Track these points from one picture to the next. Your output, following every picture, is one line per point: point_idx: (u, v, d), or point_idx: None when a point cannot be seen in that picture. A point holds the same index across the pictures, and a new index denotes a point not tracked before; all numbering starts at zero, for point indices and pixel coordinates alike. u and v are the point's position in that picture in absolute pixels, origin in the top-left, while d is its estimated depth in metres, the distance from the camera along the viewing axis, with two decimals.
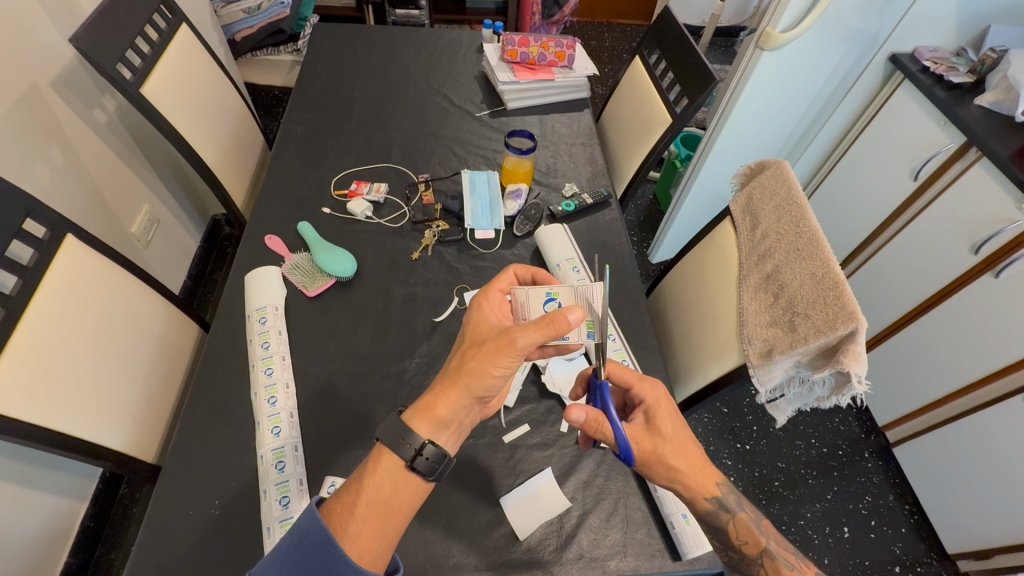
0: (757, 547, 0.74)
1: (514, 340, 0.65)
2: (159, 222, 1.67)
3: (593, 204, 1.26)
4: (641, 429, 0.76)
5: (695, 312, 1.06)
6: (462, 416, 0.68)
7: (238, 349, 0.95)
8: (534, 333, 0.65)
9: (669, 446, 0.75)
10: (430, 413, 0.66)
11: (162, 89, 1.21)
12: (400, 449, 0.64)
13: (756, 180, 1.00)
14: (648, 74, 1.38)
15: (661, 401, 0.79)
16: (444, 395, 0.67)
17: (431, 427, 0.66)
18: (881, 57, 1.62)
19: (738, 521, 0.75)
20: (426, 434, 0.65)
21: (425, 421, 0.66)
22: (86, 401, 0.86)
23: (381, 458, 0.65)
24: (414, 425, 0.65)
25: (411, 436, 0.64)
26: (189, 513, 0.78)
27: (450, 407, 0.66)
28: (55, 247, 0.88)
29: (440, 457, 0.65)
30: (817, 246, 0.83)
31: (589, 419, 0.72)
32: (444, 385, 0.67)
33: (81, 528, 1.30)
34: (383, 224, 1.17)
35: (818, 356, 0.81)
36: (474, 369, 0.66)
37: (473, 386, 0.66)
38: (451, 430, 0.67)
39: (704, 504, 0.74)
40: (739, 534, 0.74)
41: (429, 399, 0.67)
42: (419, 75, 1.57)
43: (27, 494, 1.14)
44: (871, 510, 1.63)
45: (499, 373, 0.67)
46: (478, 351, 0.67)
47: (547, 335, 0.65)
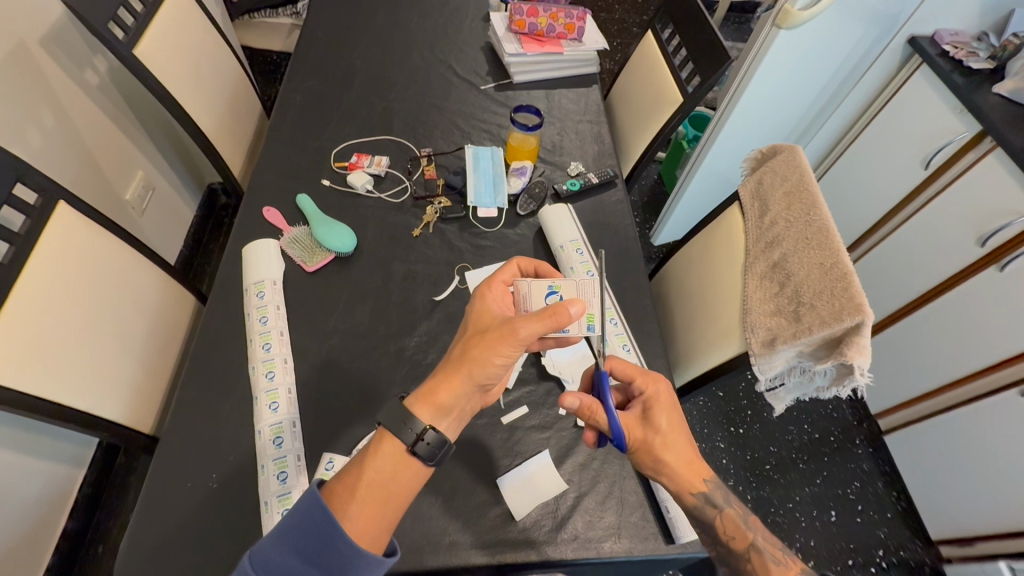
0: (744, 542, 0.75)
1: (516, 329, 0.65)
2: (154, 188, 1.63)
3: (598, 184, 1.24)
4: (635, 418, 0.78)
5: (698, 298, 1.05)
6: (464, 405, 0.68)
7: (235, 323, 0.94)
8: (535, 325, 0.65)
9: (662, 439, 0.76)
10: (432, 398, 0.66)
11: (156, 50, 1.16)
12: (401, 434, 0.64)
13: (767, 165, 0.98)
14: (659, 49, 1.33)
15: (661, 394, 0.80)
16: (446, 382, 0.66)
17: (432, 413, 0.65)
18: (900, 40, 1.57)
19: (725, 516, 0.77)
20: (428, 420, 0.65)
21: (426, 406, 0.65)
22: (81, 372, 0.85)
23: (382, 442, 0.65)
24: (415, 410, 0.65)
25: (414, 422, 0.64)
26: (187, 486, 0.78)
27: (453, 393, 0.66)
28: (47, 215, 0.85)
29: (441, 442, 0.64)
30: (828, 235, 0.82)
31: (582, 406, 0.74)
32: (447, 371, 0.67)
33: (81, 493, 1.32)
34: (384, 199, 1.14)
35: (821, 347, 0.80)
36: (477, 358, 0.65)
37: (476, 372, 0.66)
38: (452, 416, 0.67)
39: (691, 499, 0.75)
40: (727, 530, 0.76)
41: (433, 385, 0.67)
42: (423, 44, 1.52)
43: (26, 461, 1.15)
44: (858, 496, 1.66)
45: (501, 361, 0.66)
46: (479, 341, 0.67)
47: (548, 326, 0.65)
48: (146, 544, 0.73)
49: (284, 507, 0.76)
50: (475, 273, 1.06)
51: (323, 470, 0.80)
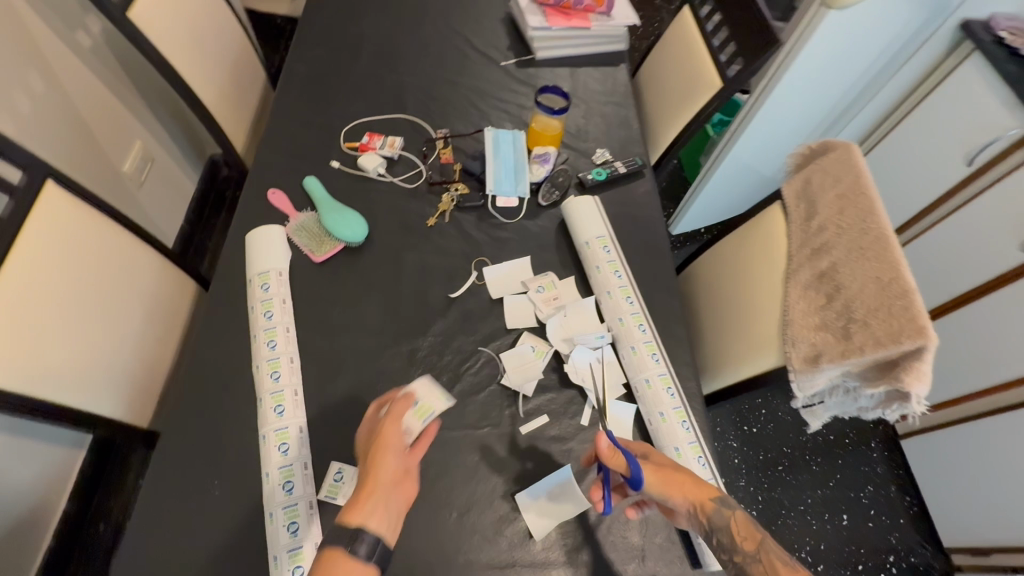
0: (754, 542, 0.67)
1: (381, 432, 0.68)
2: (153, 160, 1.55)
3: (626, 174, 1.15)
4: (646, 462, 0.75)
5: (731, 303, 0.98)
6: (393, 515, 0.64)
7: (238, 317, 0.88)
8: (393, 423, 0.69)
9: (674, 471, 0.73)
10: (360, 505, 0.62)
11: (151, 13, 1.07)
12: (344, 539, 0.59)
13: (815, 163, 0.90)
14: (696, 26, 1.23)
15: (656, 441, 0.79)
16: (366, 500, 0.63)
17: (362, 515, 0.62)
18: (950, 25, 1.45)
19: (737, 518, 0.69)
20: (360, 522, 0.61)
21: (354, 511, 0.62)
22: (72, 366, 0.80)
23: (336, 553, 0.59)
24: (346, 520, 0.61)
25: (361, 534, 0.60)
26: (187, 493, 0.73)
27: (381, 507, 0.63)
28: (34, 196, 0.78)
29: (379, 544, 0.61)
30: (886, 247, 0.75)
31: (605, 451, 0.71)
32: (364, 489, 0.64)
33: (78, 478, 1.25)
34: (397, 184, 1.07)
35: (872, 369, 0.74)
36: (376, 461, 0.66)
37: (377, 482, 0.65)
38: (380, 516, 0.63)
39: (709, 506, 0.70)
40: (740, 530, 0.68)
41: (363, 495, 0.63)
42: (439, 13, 1.41)
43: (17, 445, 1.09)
44: (871, 499, 1.63)
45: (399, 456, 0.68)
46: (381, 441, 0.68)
47: (395, 417, 0.70)
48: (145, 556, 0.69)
49: (290, 520, 0.71)
50: (494, 268, 0.98)
51: (332, 481, 0.75)
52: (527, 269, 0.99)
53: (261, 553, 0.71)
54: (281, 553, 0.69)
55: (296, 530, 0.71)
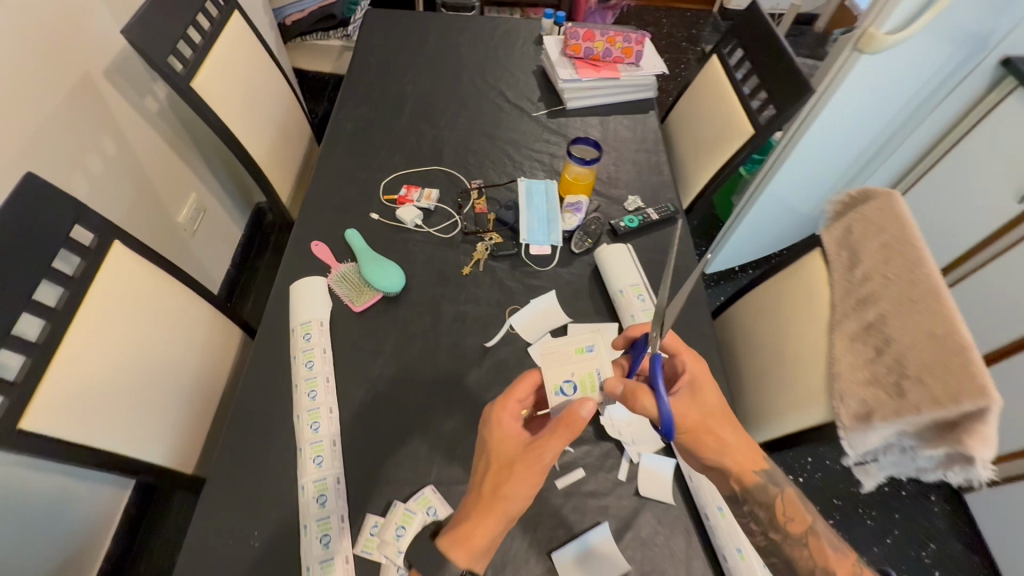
0: (802, 525, 0.73)
1: (539, 458, 0.60)
2: (206, 211, 1.65)
3: (658, 221, 1.16)
4: (685, 400, 0.73)
5: (771, 352, 0.96)
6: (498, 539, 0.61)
7: (280, 366, 0.91)
8: (556, 444, 0.61)
9: (716, 418, 0.73)
10: (466, 543, 0.58)
11: (213, 82, 1.16)
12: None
13: (856, 212, 0.87)
14: (726, 74, 1.26)
15: (705, 372, 0.76)
16: (478, 524, 0.59)
17: (468, 558, 0.57)
18: (992, 60, 1.45)
19: (785, 497, 0.74)
20: (465, 564, 0.57)
21: (460, 552, 0.57)
22: (129, 414, 0.83)
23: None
24: (452, 557, 0.57)
25: (449, 567, 0.56)
26: (228, 545, 0.75)
27: (488, 535, 0.58)
28: (102, 255, 0.84)
29: None
30: (938, 302, 0.71)
31: (630, 391, 0.69)
32: (474, 512, 0.59)
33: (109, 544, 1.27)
34: (433, 234, 1.10)
35: (930, 429, 0.69)
36: (508, 495, 0.59)
37: (511, 509, 0.60)
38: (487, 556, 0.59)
39: (750, 478, 0.73)
40: (785, 512, 0.74)
41: (463, 528, 0.59)
42: (474, 69, 1.48)
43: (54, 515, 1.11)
44: (934, 559, 1.53)
45: (532, 491, 0.61)
46: (511, 473, 0.60)
47: (564, 439, 0.61)
48: None
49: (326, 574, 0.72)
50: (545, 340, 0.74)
51: (368, 535, 0.76)
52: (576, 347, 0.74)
53: None
54: None
55: None
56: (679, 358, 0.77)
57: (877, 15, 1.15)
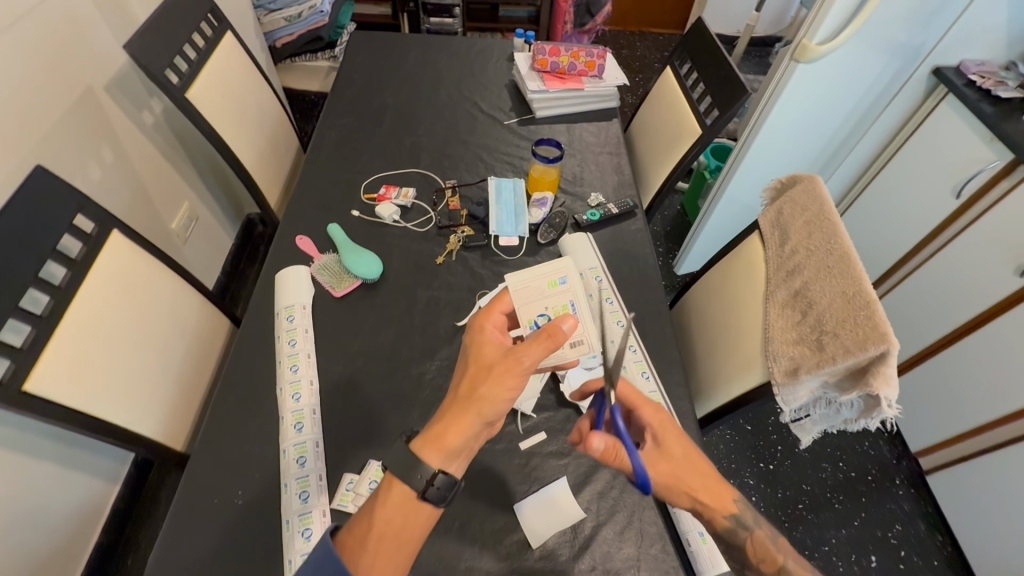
0: (774, 565, 0.74)
1: (520, 358, 0.67)
2: (197, 219, 1.74)
3: (618, 214, 1.25)
4: (652, 454, 0.74)
5: (719, 326, 1.05)
6: (471, 444, 0.67)
7: (267, 345, 0.99)
8: (536, 352, 0.67)
9: (686, 469, 0.74)
10: (440, 443, 0.65)
11: (206, 93, 1.27)
12: (409, 480, 0.63)
13: (786, 196, 0.98)
14: (678, 83, 1.40)
15: (667, 423, 0.77)
16: (455, 422, 0.65)
17: (441, 458, 0.64)
18: (924, 70, 1.52)
19: (756, 539, 0.74)
20: (437, 464, 0.64)
21: (435, 451, 0.64)
22: (123, 387, 0.89)
23: (391, 487, 0.65)
24: (424, 456, 0.64)
25: (421, 468, 0.63)
26: (214, 503, 0.81)
27: (461, 434, 0.65)
28: (101, 243, 0.92)
29: (451, 484, 0.64)
30: (848, 264, 0.81)
31: (607, 447, 0.69)
32: (454, 411, 0.66)
33: (101, 533, 1.31)
34: (410, 228, 1.20)
35: (846, 377, 0.79)
36: (486, 396, 0.65)
37: (487, 411, 0.65)
38: (462, 456, 0.66)
39: (722, 522, 0.74)
40: (757, 553, 0.74)
41: (439, 428, 0.66)
42: (451, 83, 1.60)
43: (52, 500, 1.15)
44: (901, 540, 1.51)
45: (508, 395, 0.66)
46: (489, 377, 0.66)
47: (547, 347, 0.67)
48: (175, 560, 0.76)
49: (305, 526, 0.78)
50: (515, 278, 0.84)
51: (343, 491, 0.82)
52: (548, 283, 0.84)
53: (276, 557, 0.77)
54: (295, 555, 0.76)
55: (309, 535, 0.78)
56: (637, 412, 0.78)
57: (810, 27, 1.30)
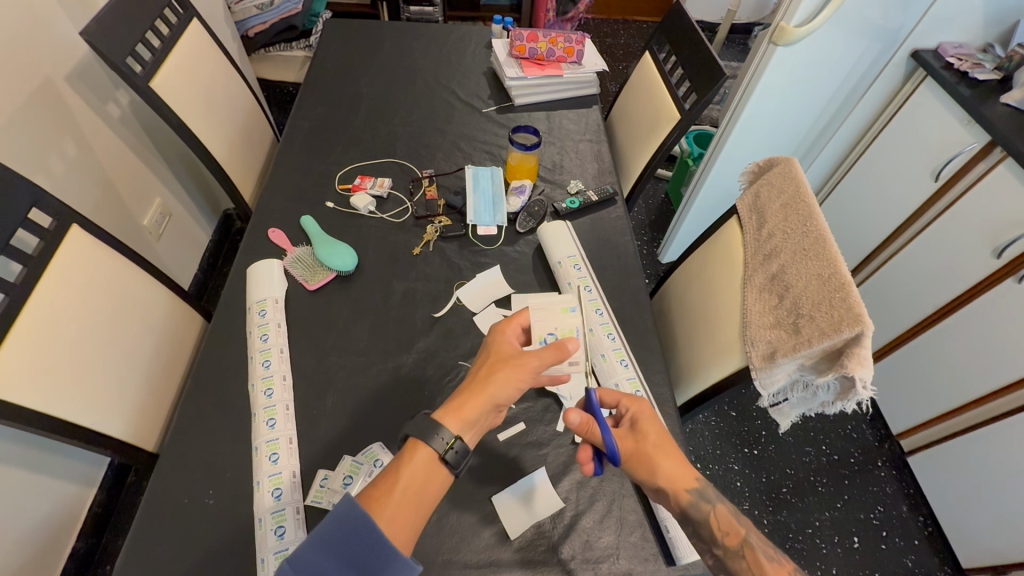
0: (737, 538, 0.72)
1: (532, 360, 0.70)
2: (171, 214, 1.69)
3: (599, 201, 1.23)
4: (625, 434, 0.78)
5: (699, 313, 1.04)
6: (482, 424, 0.68)
7: (239, 342, 0.97)
8: (548, 357, 0.71)
9: (656, 447, 0.75)
10: (458, 412, 0.66)
11: (172, 83, 1.23)
12: (429, 441, 0.64)
13: (763, 178, 0.98)
14: (657, 68, 1.38)
15: (644, 409, 0.80)
16: (473, 396, 0.68)
17: (459, 424, 0.66)
18: (902, 54, 1.52)
19: (717, 512, 0.74)
20: (454, 430, 0.65)
21: (453, 417, 0.66)
22: (86, 386, 0.86)
23: (415, 450, 0.64)
24: (443, 419, 0.65)
25: (442, 431, 0.64)
26: (184, 503, 0.79)
27: (477, 409, 0.67)
28: (60, 237, 0.89)
29: (466, 452, 0.65)
30: (824, 246, 0.80)
31: (582, 422, 0.73)
32: (472, 388, 0.68)
33: (74, 542, 1.28)
34: (386, 219, 1.17)
35: (822, 360, 0.78)
36: (499, 382, 0.68)
37: (497, 396, 0.68)
38: (474, 429, 0.67)
39: (686, 497, 0.73)
40: (721, 526, 0.73)
41: (457, 400, 0.68)
42: (427, 71, 1.57)
43: (23, 505, 1.12)
44: (882, 521, 1.53)
45: (517, 387, 0.69)
46: (504, 367, 0.69)
47: (554, 359, 0.71)
48: (141, 564, 0.74)
49: (277, 524, 0.77)
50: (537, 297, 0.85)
51: (317, 486, 0.81)
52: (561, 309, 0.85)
53: (248, 557, 0.76)
54: (267, 553, 0.74)
55: (282, 533, 0.76)
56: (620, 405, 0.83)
57: (786, 10, 1.29)
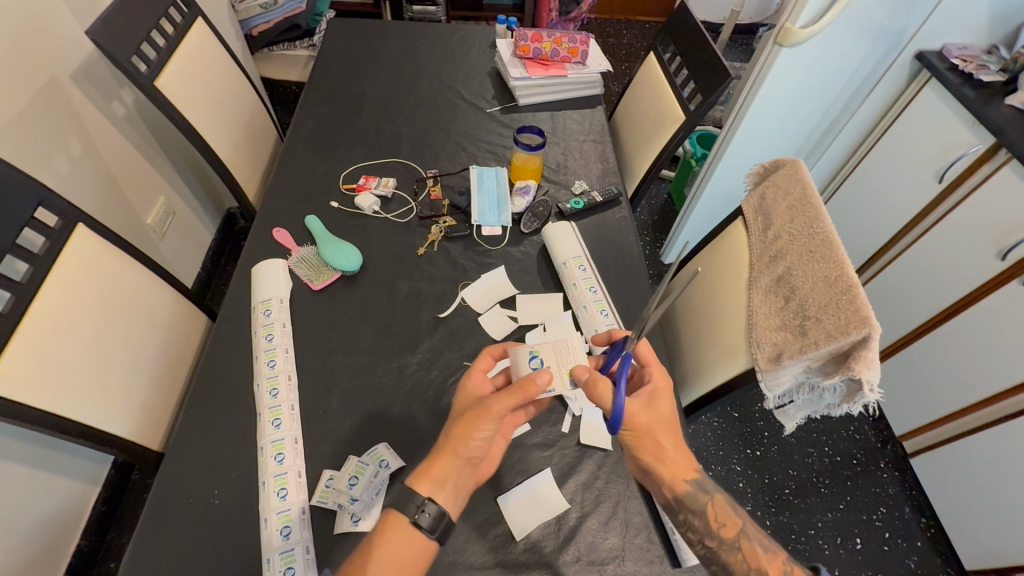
0: (734, 529, 0.74)
1: (488, 407, 0.68)
2: (175, 214, 1.69)
3: (603, 202, 1.23)
4: (641, 404, 0.75)
5: (704, 314, 1.04)
6: (459, 482, 0.69)
7: (244, 341, 0.97)
8: (508, 400, 0.68)
9: (664, 428, 0.75)
10: (428, 474, 0.68)
11: (176, 81, 1.23)
12: (405, 508, 0.66)
13: (769, 180, 0.98)
14: (662, 69, 1.38)
15: (665, 386, 0.78)
16: (438, 456, 0.69)
17: (431, 486, 0.67)
18: (907, 55, 1.52)
19: (716, 503, 0.75)
20: (427, 493, 0.67)
21: (425, 481, 0.67)
22: (92, 386, 0.86)
23: (394, 520, 0.66)
24: (415, 486, 0.67)
25: (415, 497, 0.66)
26: (190, 503, 0.79)
27: (446, 469, 0.68)
28: (66, 236, 0.89)
29: (440, 515, 0.66)
30: (830, 248, 0.81)
31: (592, 379, 0.74)
32: (437, 447, 0.70)
33: (78, 541, 1.28)
34: (390, 219, 1.17)
35: (829, 362, 0.78)
36: (456, 437, 0.68)
37: (461, 449, 0.68)
38: (448, 489, 0.68)
39: (682, 486, 0.74)
40: (718, 517, 0.74)
41: (427, 461, 0.69)
42: (431, 71, 1.57)
43: (28, 503, 1.12)
44: (885, 522, 1.53)
45: (474, 435, 0.68)
46: (462, 420, 0.69)
47: (518, 399, 0.68)
48: (147, 563, 0.74)
49: (283, 524, 0.77)
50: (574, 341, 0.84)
51: (323, 487, 0.81)
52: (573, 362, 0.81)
53: (254, 557, 0.76)
54: (273, 554, 0.74)
55: (288, 533, 0.76)
56: (646, 369, 0.80)
57: (792, 11, 1.29)
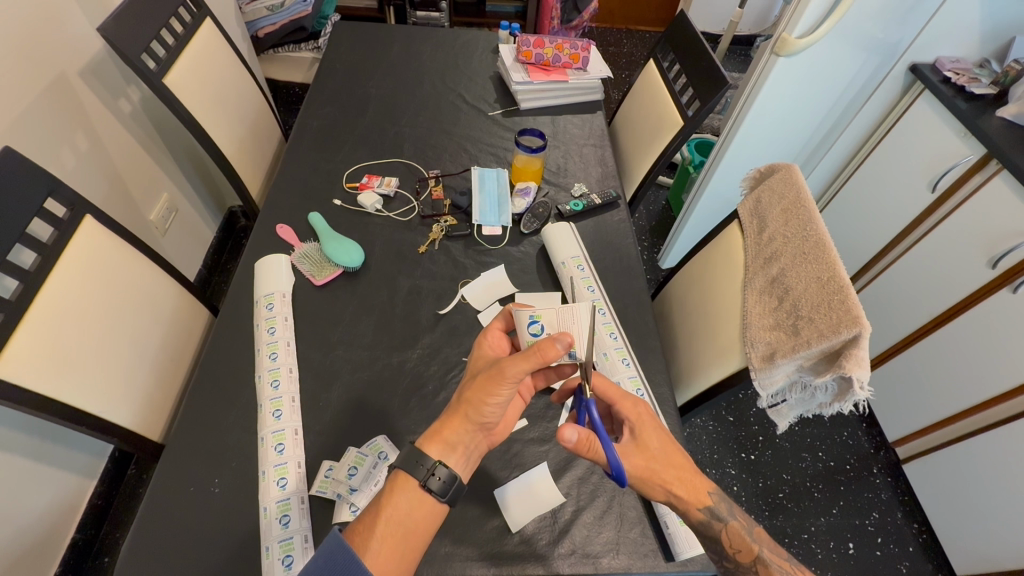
0: (750, 555, 0.76)
1: (503, 370, 0.67)
2: (177, 211, 1.71)
3: (602, 204, 1.25)
4: (630, 448, 0.76)
5: (700, 315, 1.06)
6: (469, 445, 0.71)
7: (246, 334, 0.98)
8: (522, 362, 0.67)
9: (663, 461, 0.76)
10: (439, 437, 0.69)
11: (184, 79, 1.24)
12: (413, 471, 0.67)
13: (764, 185, 1.00)
14: (661, 76, 1.41)
15: (644, 417, 0.78)
16: (449, 419, 0.70)
17: (441, 449, 0.69)
18: (901, 67, 1.55)
19: (730, 529, 0.76)
20: (437, 456, 0.68)
21: (435, 444, 0.69)
22: (96, 374, 0.87)
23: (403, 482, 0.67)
24: (425, 449, 0.68)
25: (424, 460, 0.67)
26: (190, 491, 0.80)
27: (456, 430, 0.70)
28: (73, 227, 0.91)
29: (452, 479, 0.67)
30: (823, 250, 0.82)
31: (581, 439, 0.70)
32: (450, 411, 0.71)
33: (72, 535, 1.28)
34: (392, 217, 1.19)
35: (821, 361, 0.80)
36: (470, 401, 0.69)
37: (474, 414, 0.69)
38: (458, 453, 0.69)
39: (697, 514, 0.75)
40: (734, 544, 0.76)
41: (438, 424, 0.71)
42: (434, 74, 1.59)
43: (25, 495, 1.13)
44: (878, 528, 1.54)
45: (489, 399, 0.68)
46: (476, 383, 0.69)
47: (534, 363, 0.67)
48: (146, 550, 0.75)
49: (282, 513, 0.78)
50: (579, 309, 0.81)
51: (322, 477, 0.82)
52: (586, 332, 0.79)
53: (253, 546, 0.76)
54: (272, 542, 0.75)
55: (286, 522, 0.77)
56: (616, 408, 0.79)
57: (789, 22, 1.32)
